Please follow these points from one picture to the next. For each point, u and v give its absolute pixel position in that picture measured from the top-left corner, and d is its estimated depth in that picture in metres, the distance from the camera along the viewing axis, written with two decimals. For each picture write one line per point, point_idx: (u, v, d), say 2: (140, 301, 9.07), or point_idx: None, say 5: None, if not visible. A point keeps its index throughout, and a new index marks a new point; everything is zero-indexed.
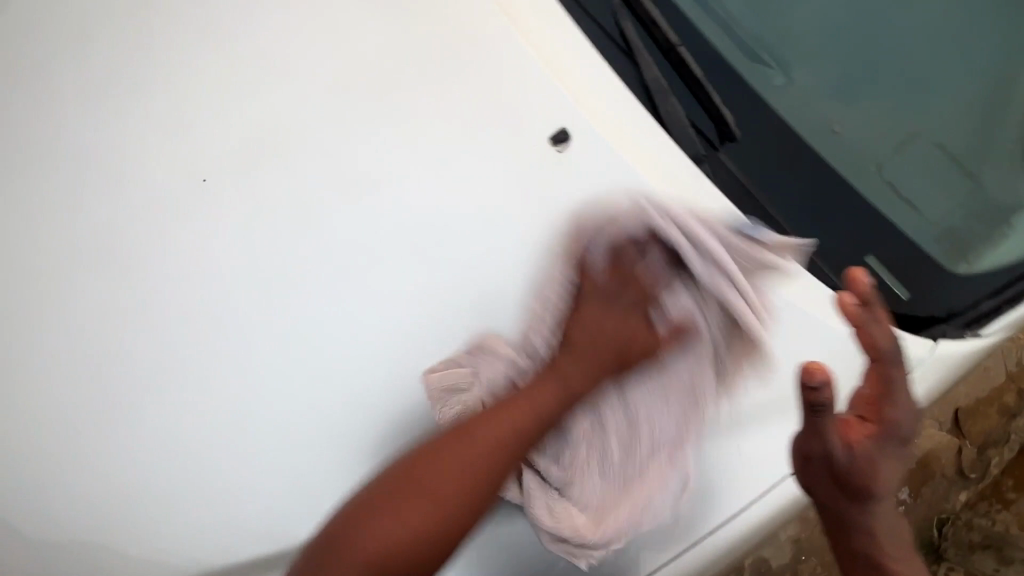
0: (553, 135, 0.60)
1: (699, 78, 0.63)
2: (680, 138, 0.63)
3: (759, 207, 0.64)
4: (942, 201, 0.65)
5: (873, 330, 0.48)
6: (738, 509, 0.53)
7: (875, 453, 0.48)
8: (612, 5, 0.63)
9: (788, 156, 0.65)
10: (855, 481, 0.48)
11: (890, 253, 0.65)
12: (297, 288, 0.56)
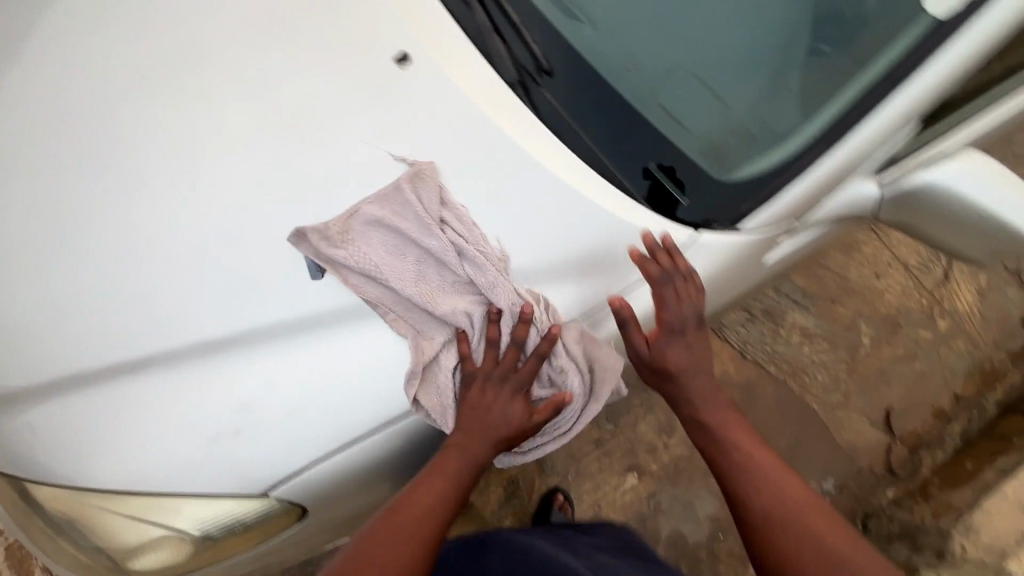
0: (396, 56, 0.81)
1: (516, 24, 0.83)
2: (503, 71, 0.82)
3: (565, 126, 0.82)
4: (703, 120, 0.82)
5: (649, 265, 0.78)
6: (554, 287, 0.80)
7: (672, 350, 0.85)
8: None
9: (597, 86, 0.82)
10: (660, 365, 0.85)
11: (674, 166, 0.80)
12: (234, 139, 0.80)
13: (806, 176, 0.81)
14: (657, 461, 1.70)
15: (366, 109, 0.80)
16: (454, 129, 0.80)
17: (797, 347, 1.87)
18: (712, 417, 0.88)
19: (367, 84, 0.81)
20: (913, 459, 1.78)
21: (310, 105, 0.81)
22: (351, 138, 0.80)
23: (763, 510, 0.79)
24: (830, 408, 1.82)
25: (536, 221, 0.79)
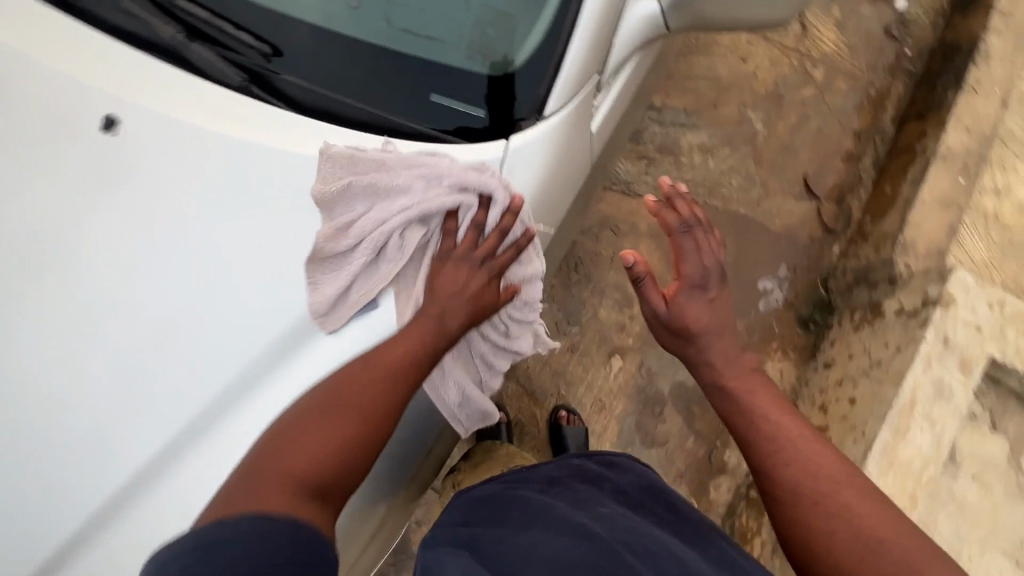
0: (109, 125, 0.82)
1: (221, 24, 0.79)
2: (238, 79, 0.80)
3: (327, 102, 0.79)
4: (446, 22, 0.76)
5: (665, 216, 1.01)
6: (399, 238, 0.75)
7: (690, 305, 1.00)
8: (151, 16, 0.81)
9: (326, 42, 0.78)
10: (679, 323, 1.01)
11: (439, 79, 0.76)
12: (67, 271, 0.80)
13: (577, 33, 0.77)
14: (631, 334, 1.74)
15: (155, 182, 0.81)
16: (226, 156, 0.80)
17: (703, 164, 1.87)
18: (737, 383, 0.99)
19: (144, 163, 0.82)
20: (843, 209, 1.85)
21: (108, 208, 0.81)
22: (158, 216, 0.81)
23: (795, 482, 0.85)
24: (755, 204, 1.85)
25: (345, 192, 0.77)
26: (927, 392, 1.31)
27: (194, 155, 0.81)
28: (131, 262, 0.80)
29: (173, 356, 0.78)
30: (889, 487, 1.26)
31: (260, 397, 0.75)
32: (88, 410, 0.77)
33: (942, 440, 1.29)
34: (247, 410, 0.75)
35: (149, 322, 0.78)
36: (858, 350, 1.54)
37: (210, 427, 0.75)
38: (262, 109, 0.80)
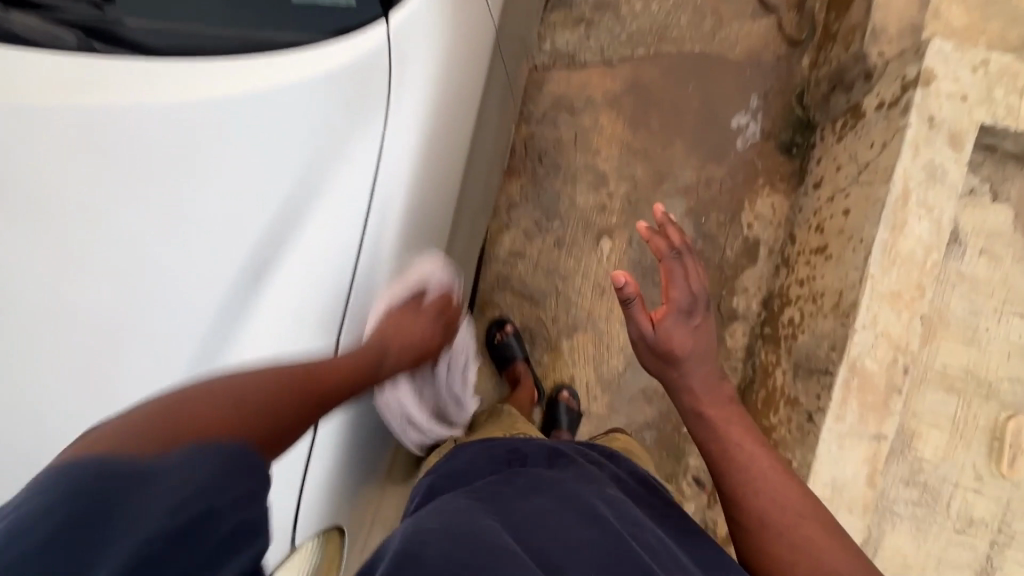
0: None
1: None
2: (75, 39, 0.75)
3: (206, 40, 0.76)
4: None
5: (656, 245, 1.04)
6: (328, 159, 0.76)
7: (676, 331, 1.03)
8: None
9: None
10: (663, 348, 1.04)
11: None
12: None
13: None
14: (614, 212, 1.69)
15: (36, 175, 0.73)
16: (109, 120, 0.74)
17: (645, 9, 1.70)
18: (712, 411, 1.01)
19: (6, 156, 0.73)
20: (805, 15, 1.69)
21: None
22: (53, 210, 0.74)
23: (764, 509, 0.87)
24: (711, 37, 1.70)
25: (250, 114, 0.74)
26: (918, 178, 1.25)
27: (81, 125, 0.74)
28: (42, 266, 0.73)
29: (140, 333, 0.74)
30: (895, 283, 1.25)
31: (252, 328, 0.76)
32: (73, 417, 0.73)
33: (941, 223, 1.25)
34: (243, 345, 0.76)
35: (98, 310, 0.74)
36: (845, 160, 1.47)
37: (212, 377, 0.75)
38: (135, 63, 0.75)
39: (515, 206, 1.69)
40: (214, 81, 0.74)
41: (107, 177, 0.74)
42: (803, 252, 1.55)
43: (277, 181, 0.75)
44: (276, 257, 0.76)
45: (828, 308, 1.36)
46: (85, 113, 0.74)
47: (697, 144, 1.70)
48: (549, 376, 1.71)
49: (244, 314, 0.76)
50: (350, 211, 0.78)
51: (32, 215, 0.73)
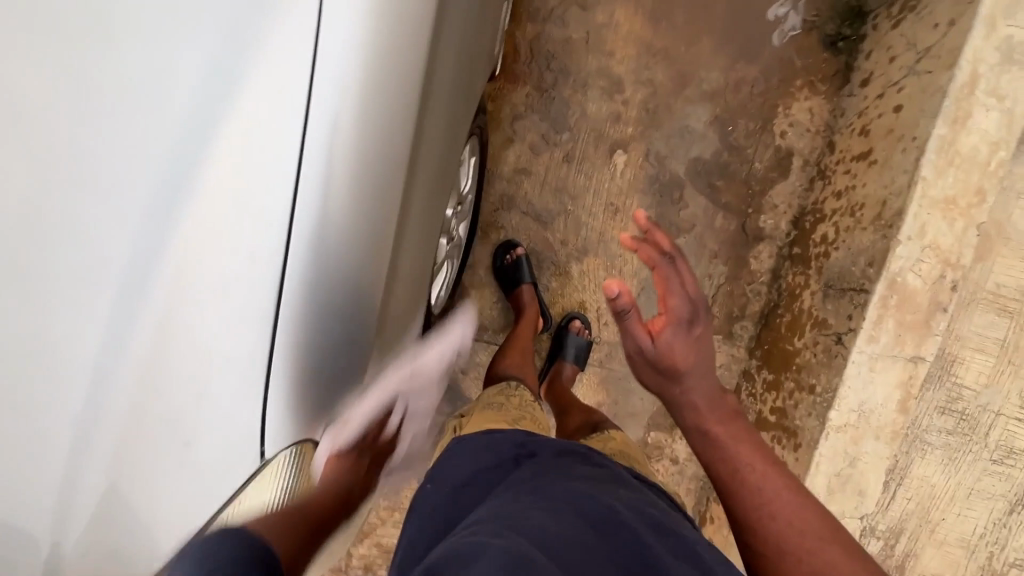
0: None
1: None
2: None
3: None
4: None
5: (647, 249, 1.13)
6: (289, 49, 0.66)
7: (675, 341, 1.09)
8: None
9: None
10: (664, 361, 1.09)
11: None
12: None
13: None
14: (630, 122, 1.53)
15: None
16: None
17: None
18: (719, 428, 1.00)
19: None
20: None
21: None
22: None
23: (777, 533, 0.81)
24: None
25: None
26: (991, 60, 1.05)
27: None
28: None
29: (71, 238, 0.66)
30: (951, 187, 1.08)
31: (194, 217, 0.68)
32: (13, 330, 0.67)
33: (1016, 114, 1.06)
34: (187, 237, 0.68)
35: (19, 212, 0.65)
36: (901, 48, 1.26)
37: (156, 272, 0.68)
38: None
39: (520, 116, 1.53)
40: None
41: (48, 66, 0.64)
42: (843, 160, 1.37)
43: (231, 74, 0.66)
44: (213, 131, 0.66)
45: (868, 220, 1.21)
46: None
47: (727, 40, 1.49)
48: (557, 302, 1.61)
49: (181, 201, 0.67)
50: (290, 79, 0.67)
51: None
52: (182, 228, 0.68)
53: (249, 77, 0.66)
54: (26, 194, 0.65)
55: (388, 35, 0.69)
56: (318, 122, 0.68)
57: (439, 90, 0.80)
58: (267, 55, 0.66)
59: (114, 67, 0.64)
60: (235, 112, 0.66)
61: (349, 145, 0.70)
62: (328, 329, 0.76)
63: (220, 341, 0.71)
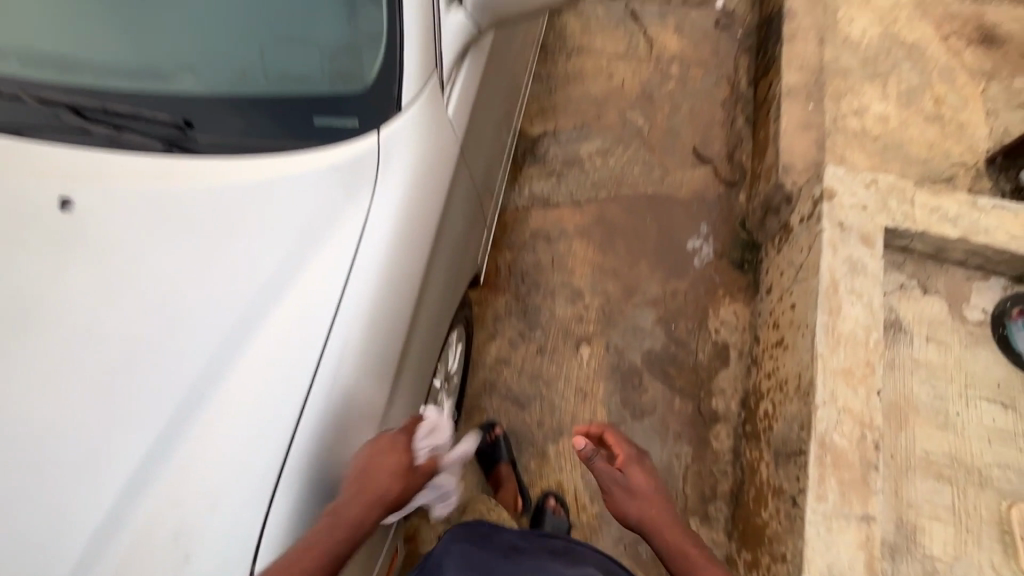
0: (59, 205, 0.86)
1: (133, 111, 0.91)
2: (158, 150, 0.90)
3: (242, 147, 0.92)
4: (313, 64, 0.94)
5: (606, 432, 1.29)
6: (340, 234, 0.91)
7: (636, 477, 1.22)
8: (68, 120, 0.90)
9: (227, 99, 0.93)
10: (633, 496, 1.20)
11: (320, 101, 0.93)
12: (29, 358, 0.80)
13: (408, 34, 0.95)
14: (590, 322, 1.86)
15: (104, 243, 0.85)
16: (167, 201, 0.88)
17: (604, 164, 2.10)
18: (692, 549, 1.13)
19: (81, 231, 0.86)
20: (734, 164, 2.09)
21: (63, 285, 0.83)
22: (114, 272, 0.84)
23: None
24: (660, 181, 2.07)
25: (283, 197, 0.90)
26: (842, 270, 1.43)
27: (147, 200, 0.88)
28: (95, 320, 0.82)
29: (142, 371, 0.80)
30: (844, 360, 1.34)
31: (243, 365, 0.82)
32: (70, 444, 0.76)
33: (874, 307, 1.39)
34: (233, 381, 0.81)
35: (114, 345, 0.81)
36: (786, 265, 1.67)
37: (200, 408, 0.79)
38: (178, 153, 0.91)
39: (501, 317, 1.87)
40: (252, 170, 0.91)
41: (161, 245, 0.86)
42: (767, 348, 1.66)
43: (297, 249, 0.89)
44: (277, 301, 0.86)
45: (793, 392, 1.43)
46: (149, 192, 0.88)
47: (660, 263, 1.94)
48: (536, 484, 1.68)
49: (237, 347, 0.83)
50: (338, 266, 0.89)
51: (95, 277, 0.84)
52: (231, 373, 0.82)
53: (311, 265, 0.89)
54: (120, 336, 0.82)
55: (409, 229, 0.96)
56: (352, 295, 0.89)
57: (435, 273, 1.08)
58: (323, 238, 0.90)
59: (215, 248, 0.87)
60: (296, 288, 0.87)
61: (372, 312, 0.90)
62: (328, 463, 0.86)
63: (235, 476, 0.78)
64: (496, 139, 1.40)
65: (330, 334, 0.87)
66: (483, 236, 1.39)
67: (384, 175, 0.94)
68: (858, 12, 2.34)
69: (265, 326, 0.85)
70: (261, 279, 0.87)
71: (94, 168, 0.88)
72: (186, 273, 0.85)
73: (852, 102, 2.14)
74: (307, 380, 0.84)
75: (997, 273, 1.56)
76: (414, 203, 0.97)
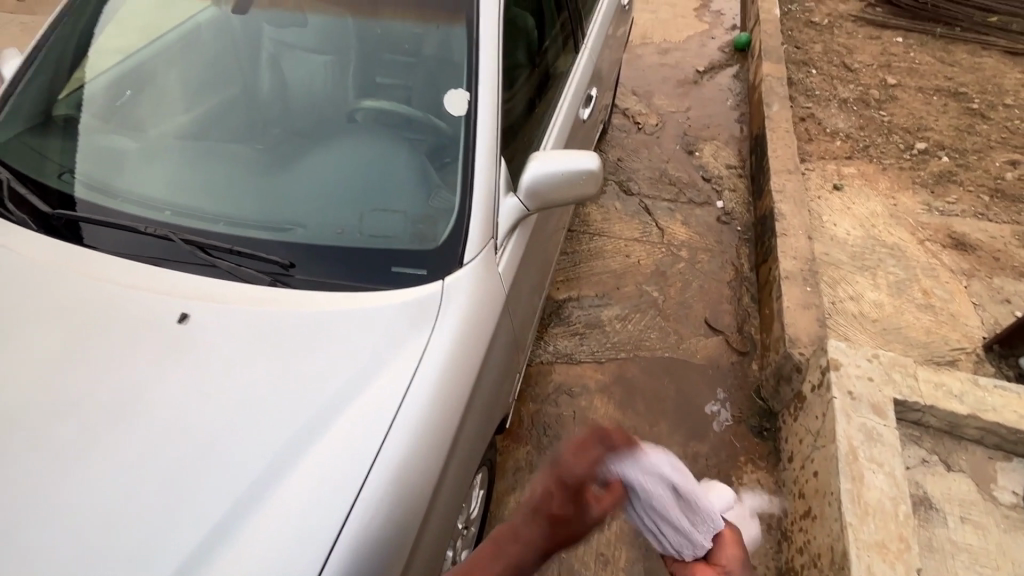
0: (177, 320, 1.07)
1: (251, 254, 1.15)
2: (263, 283, 1.12)
3: (330, 285, 1.13)
4: (397, 229, 1.21)
5: None
6: (399, 363, 1.04)
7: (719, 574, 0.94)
8: (200, 259, 1.15)
9: (324, 250, 1.17)
10: None
11: (397, 255, 1.16)
12: (121, 446, 0.93)
13: (474, 210, 1.22)
14: None
15: (204, 355, 1.03)
16: (260, 324, 1.06)
17: (623, 328, 2.29)
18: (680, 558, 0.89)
19: (189, 344, 1.04)
20: (745, 336, 2.27)
21: (162, 387, 0.99)
22: (207, 378, 1.00)
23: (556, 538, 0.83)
24: (676, 346, 2.23)
25: (354, 327, 1.07)
26: (859, 438, 1.48)
27: (244, 322, 1.07)
28: (182, 418, 0.95)
29: (212, 467, 0.91)
30: (875, 533, 1.31)
31: (297, 474, 0.92)
32: (132, 536, 0.84)
33: (896, 477, 1.40)
34: (286, 488, 0.90)
35: (192, 445, 0.93)
36: (803, 432, 1.71)
37: (255, 510, 0.88)
38: (277, 288, 1.12)
39: (521, 468, 1.88)
40: (332, 304, 1.10)
41: (249, 359, 1.02)
42: (795, 520, 1.61)
43: (360, 370, 1.02)
44: (337, 416, 0.98)
45: (827, 568, 1.36)
46: (247, 316, 1.07)
47: (679, 425, 1.99)
48: None
49: (296, 452, 0.94)
50: (395, 390, 1.01)
51: (191, 382, 0.99)
52: (286, 480, 0.91)
53: (371, 387, 1.01)
54: (200, 434, 0.94)
55: (457, 363, 1.10)
56: (403, 418, 0.99)
57: (474, 407, 1.19)
58: (384, 364, 1.04)
59: (289, 364, 1.02)
60: (354, 406, 0.99)
61: (418, 435, 1.00)
62: None
63: None
64: (533, 298, 1.63)
65: (379, 453, 0.96)
66: (515, 379, 1.51)
67: (441, 315, 1.12)
68: (841, 217, 2.74)
69: (323, 437, 0.96)
70: (326, 396, 0.99)
71: (210, 296, 1.10)
72: (265, 386, 0.99)
73: (847, 288, 2.39)
74: (352, 495, 0.91)
75: (1019, 455, 1.58)
76: (464, 340, 1.13)
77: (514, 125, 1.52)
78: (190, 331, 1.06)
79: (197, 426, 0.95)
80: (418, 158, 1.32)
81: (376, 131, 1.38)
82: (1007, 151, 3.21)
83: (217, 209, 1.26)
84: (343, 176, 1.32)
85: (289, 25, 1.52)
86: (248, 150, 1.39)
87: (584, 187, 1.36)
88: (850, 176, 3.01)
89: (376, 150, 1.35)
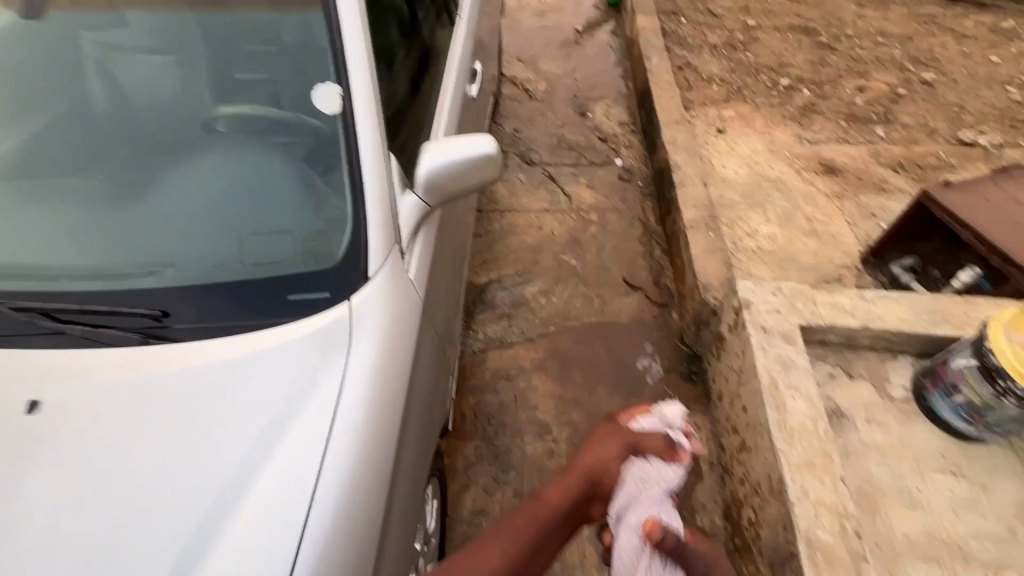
0: (29, 409, 0.89)
1: (110, 309, 0.97)
2: (133, 341, 0.95)
3: (216, 328, 0.98)
4: (285, 250, 1.07)
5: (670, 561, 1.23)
6: (317, 396, 0.94)
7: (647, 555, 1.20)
8: (44, 327, 0.96)
9: (202, 289, 1.01)
10: None
11: (291, 280, 1.03)
12: None
13: (370, 214, 1.11)
14: (562, 455, 1.87)
15: (77, 438, 0.86)
16: (139, 389, 0.91)
17: (548, 301, 2.29)
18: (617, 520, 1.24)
19: (55, 431, 0.87)
20: (662, 288, 2.35)
21: (32, 488, 0.82)
22: (86, 465, 0.84)
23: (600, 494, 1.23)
24: (601, 310, 2.27)
25: (257, 368, 0.94)
26: (777, 369, 1.59)
27: (119, 392, 0.90)
28: (64, 520, 0.80)
29: (117, 564, 0.78)
30: (803, 454, 1.42)
31: (225, 541, 0.81)
32: None
33: (813, 398, 1.53)
34: (214, 562, 0.80)
35: (87, 541, 0.79)
36: (728, 371, 1.81)
37: None
38: (151, 345, 0.95)
39: (472, 464, 1.84)
40: (223, 351, 0.96)
41: (134, 432, 0.87)
42: (732, 453, 1.72)
43: (274, 415, 0.91)
44: (257, 472, 0.87)
45: (767, 494, 1.47)
46: (122, 384, 0.91)
47: (616, 387, 2.04)
48: None
49: (215, 523, 0.82)
50: (320, 427, 0.92)
51: (67, 475, 0.83)
52: (214, 548, 0.80)
53: (291, 430, 0.90)
54: (92, 532, 0.79)
55: (383, 380, 1.02)
56: (335, 454, 0.90)
57: (410, 420, 1.12)
58: (300, 402, 0.93)
59: (188, 427, 0.88)
60: (275, 456, 0.88)
61: (355, 468, 0.91)
62: None
63: None
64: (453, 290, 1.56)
65: (315, 498, 0.86)
66: (448, 377, 1.46)
67: (354, 333, 1.02)
68: (728, 159, 2.90)
69: (245, 499, 0.84)
70: (240, 452, 0.87)
71: (68, 370, 0.92)
72: (165, 455, 0.86)
73: (743, 226, 2.55)
74: (293, 551, 0.82)
75: (903, 353, 1.78)
76: (385, 353, 1.04)
77: (399, 113, 1.40)
78: (52, 417, 0.88)
79: (87, 520, 0.80)
80: (295, 165, 1.17)
81: (241, 141, 1.20)
82: (854, 77, 3.54)
83: (57, 260, 1.05)
84: (211, 197, 1.14)
85: (109, 25, 1.27)
86: (83, 182, 1.16)
87: (483, 172, 1.28)
88: (730, 119, 3.18)
89: (244, 161, 1.18)
